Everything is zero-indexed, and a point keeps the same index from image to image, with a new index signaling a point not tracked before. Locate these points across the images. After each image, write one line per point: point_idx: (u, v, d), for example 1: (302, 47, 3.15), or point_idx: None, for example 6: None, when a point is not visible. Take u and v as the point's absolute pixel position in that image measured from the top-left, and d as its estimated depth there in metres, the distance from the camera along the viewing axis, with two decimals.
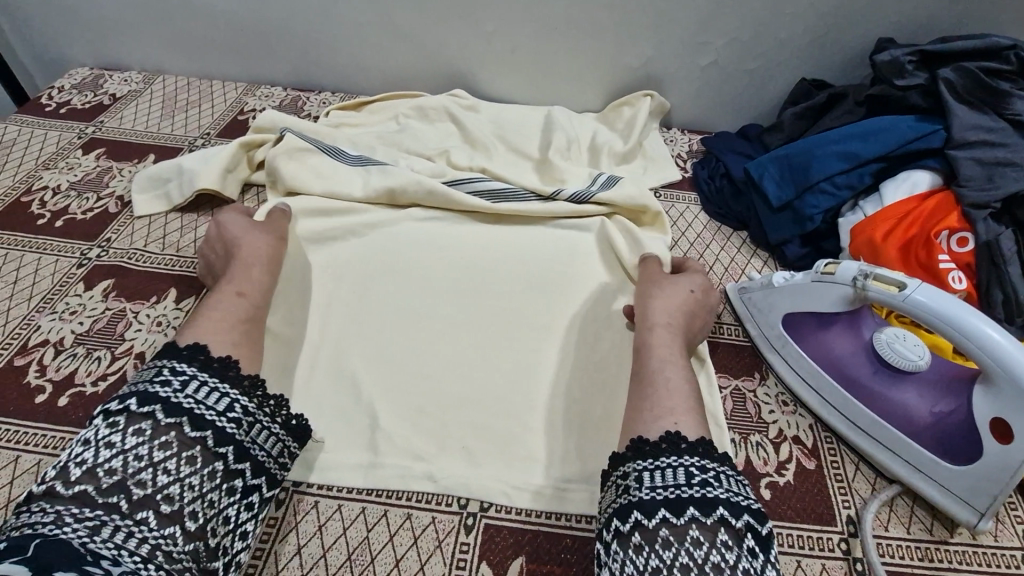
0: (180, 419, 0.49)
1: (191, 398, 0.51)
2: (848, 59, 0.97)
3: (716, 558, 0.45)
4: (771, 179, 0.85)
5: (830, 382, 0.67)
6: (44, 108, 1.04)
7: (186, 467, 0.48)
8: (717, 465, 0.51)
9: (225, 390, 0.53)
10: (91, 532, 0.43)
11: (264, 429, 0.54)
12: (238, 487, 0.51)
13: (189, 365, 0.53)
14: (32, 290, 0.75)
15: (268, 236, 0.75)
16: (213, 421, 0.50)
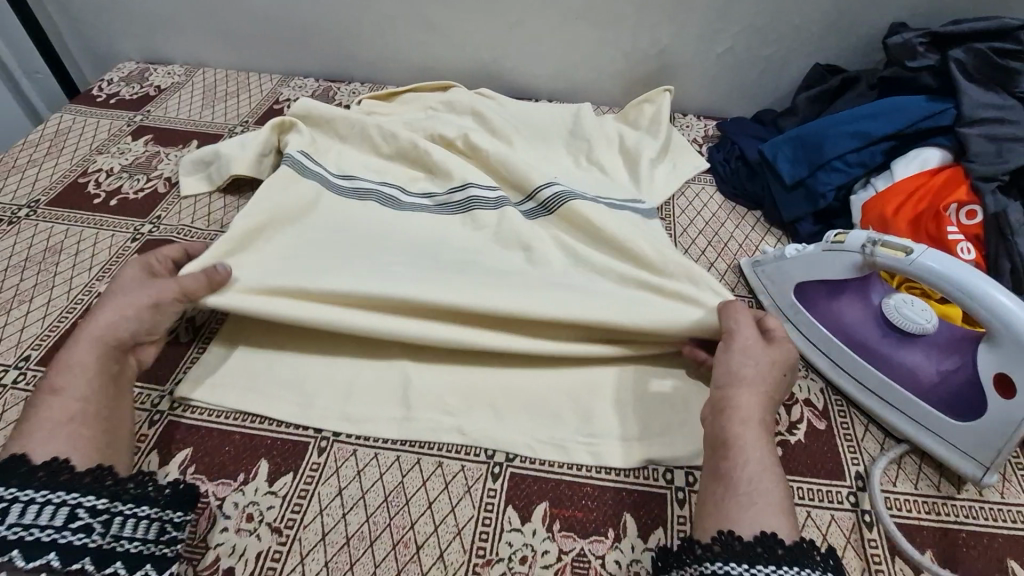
0: (10, 555, 0.45)
1: (20, 525, 0.47)
2: (862, 44, 1.00)
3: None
4: (785, 158, 0.89)
5: (840, 347, 0.70)
6: (95, 99, 1.11)
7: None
8: (819, 574, 0.48)
9: (58, 500, 0.48)
10: None
11: (123, 523, 0.50)
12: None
13: (6, 488, 0.48)
14: (92, 262, 0.81)
15: (140, 300, 0.64)
16: (53, 540, 0.47)
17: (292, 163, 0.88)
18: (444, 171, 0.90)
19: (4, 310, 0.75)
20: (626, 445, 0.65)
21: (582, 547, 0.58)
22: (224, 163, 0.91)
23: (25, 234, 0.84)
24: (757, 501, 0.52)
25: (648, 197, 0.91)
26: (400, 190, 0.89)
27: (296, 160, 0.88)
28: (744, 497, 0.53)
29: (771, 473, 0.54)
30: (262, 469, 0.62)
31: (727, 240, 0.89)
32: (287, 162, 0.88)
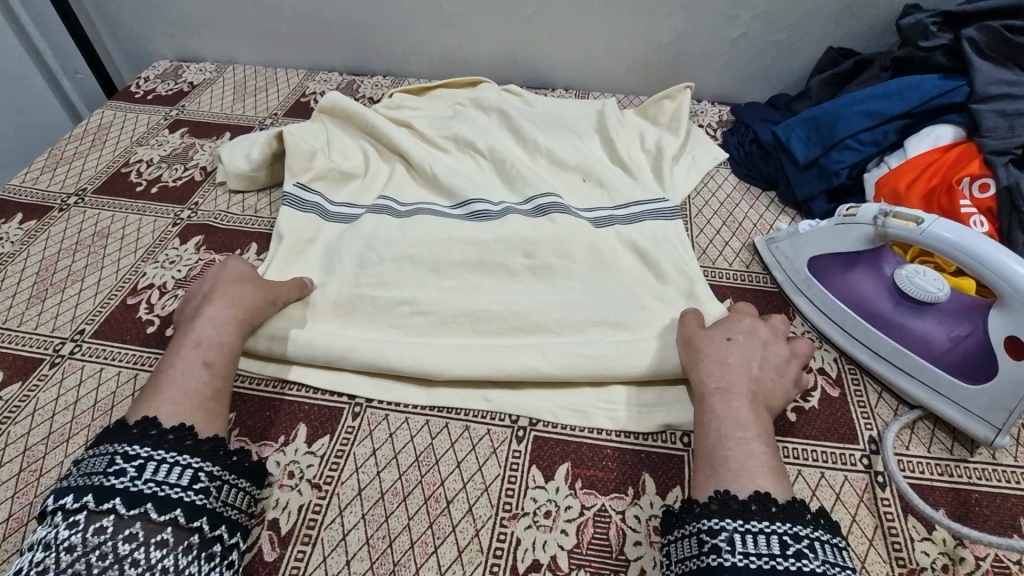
0: (144, 507, 0.50)
1: (152, 481, 0.51)
2: (875, 27, 1.01)
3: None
4: (798, 139, 0.90)
5: (853, 317, 0.72)
6: (134, 95, 1.17)
7: (159, 550, 0.49)
8: (810, 530, 0.50)
9: (187, 463, 0.53)
10: None
11: (231, 490, 0.55)
12: (218, 551, 0.52)
13: (142, 446, 0.53)
14: (138, 245, 0.86)
15: (257, 294, 0.71)
16: (181, 499, 0.51)
17: (289, 198, 0.89)
18: (445, 186, 0.90)
19: (59, 288, 0.80)
20: (644, 411, 0.68)
21: (603, 503, 0.61)
22: (240, 167, 0.93)
23: (76, 219, 0.90)
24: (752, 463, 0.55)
25: (671, 197, 0.91)
26: (395, 203, 0.90)
27: (292, 196, 0.89)
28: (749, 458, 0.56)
29: (758, 439, 0.57)
30: (301, 432, 0.66)
31: (742, 220, 0.91)
32: (286, 193, 0.89)
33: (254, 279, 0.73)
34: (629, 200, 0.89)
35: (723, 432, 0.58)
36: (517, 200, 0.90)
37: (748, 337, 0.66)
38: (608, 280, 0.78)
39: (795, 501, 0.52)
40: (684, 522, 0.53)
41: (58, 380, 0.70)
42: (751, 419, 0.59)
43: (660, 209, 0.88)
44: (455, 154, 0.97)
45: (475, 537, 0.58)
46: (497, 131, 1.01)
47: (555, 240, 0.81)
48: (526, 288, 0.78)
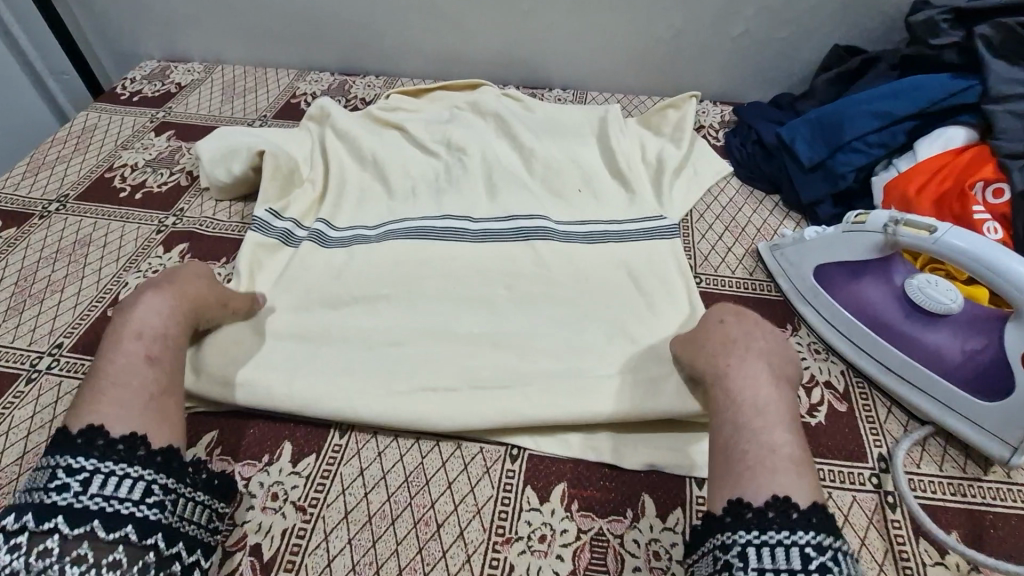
0: (90, 526, 0.47)
1: (99, 497, 0.48)
2: (883, 22, 0.98)
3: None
4: (803, 139, 0.87)
5: (862, 329, 0.69)
6: (119, 97, 1.14)
7: (110, 572, 0.46)
8: (835, 541, 0.47)
9: (135, 475, 0.50)
10: None
11: (189, 504, 0.53)
12: (178, 569, 0.50)
13: (86, 458, 0.50)
14: (120, 253, 0.84)
15: (210, 290, 0.69)
16: (131, 514, 0.49)
17: (258, 224, 0.85)
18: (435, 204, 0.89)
19: (38, 299, 0.78)
20: (643, 430, 0.65)
21: (600, 527, 0.58)
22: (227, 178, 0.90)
23: (56, 227, 0.87)
24: (772, 459, 0.51)
25: (671, 213, 0.89)
26: (365, 229, 0.87)
27: (262, 221, 0.85)
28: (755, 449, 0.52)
29: (777, 429, 0.54)
30: (287, 451, 0.64)
31: (745, 225, 0.88)
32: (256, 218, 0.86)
33: (206, 277, 0.70)
34: (626, 219, 0.87)
35: (741, 428, 0.54)
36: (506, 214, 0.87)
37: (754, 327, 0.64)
38: (602, 307, 0.76)
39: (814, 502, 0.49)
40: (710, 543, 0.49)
41: (35, 397, 0.68)
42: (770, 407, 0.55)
43: (658, 227, 0.85)
44: (448, 159, 0.94)
45: (465, 564, 0.56)
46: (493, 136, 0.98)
47: (548, 262, 0.81)
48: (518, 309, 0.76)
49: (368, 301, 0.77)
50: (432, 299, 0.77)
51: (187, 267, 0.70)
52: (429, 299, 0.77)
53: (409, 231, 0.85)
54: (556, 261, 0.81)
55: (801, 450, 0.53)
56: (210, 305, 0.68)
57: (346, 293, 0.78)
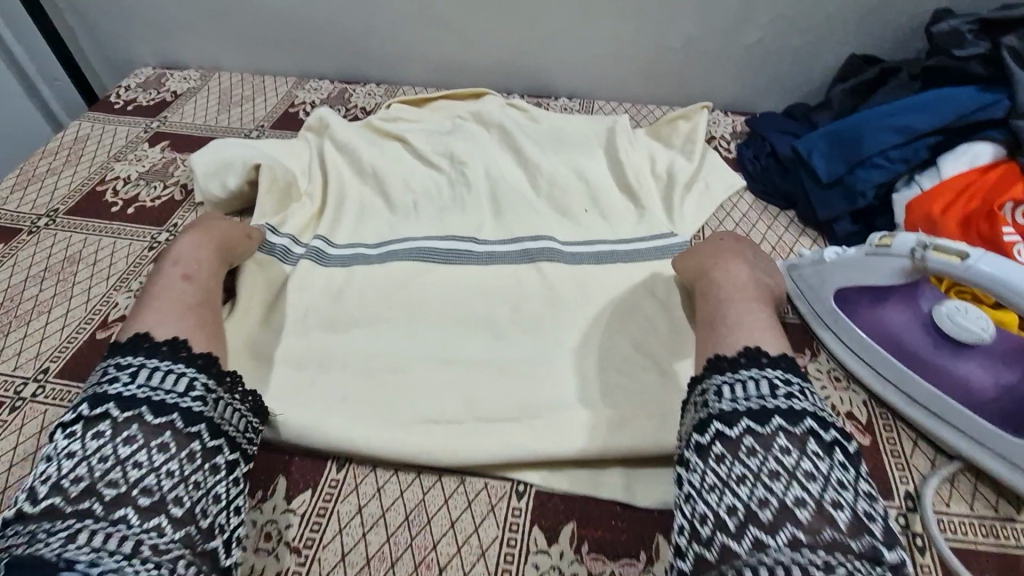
0: (140, 410, 0.51)
1: (147, 387, 0.53)
2: (901, 31, 0.95)
3: (807, 465, 0.49)
4: (820, 153, 0.84)
5: (886, 357, 0.66)
6: (113, 105, 1.11)
7: (160, 455, 0.50)
8: (801, 379, 0.55)
9: (178, 371, 0.55)
10: (66, 540, 0.44)
11: (227, 406, 0.57)
12: (222, 463, 0.53)
13: (135, 355, 0.55)
14: (110, 271, 0.80)
15: (234, 226, 0.76)
16: (176, 404, 0.53)
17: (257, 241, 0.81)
18: (439, 224, 0.86)
19: (25, 320, 0.75)
20: (656, 466, 0.62)
21: (613, 571, 0.55)
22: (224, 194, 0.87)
23: (44, 243, 0.84)
24: (745, 327, 0.61)
25: (682, 230, 0.85)
26: (365, 247, 0.84)
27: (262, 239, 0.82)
28: (735, 329, 0.60)
29: (754, 316, 0.62)
30: (281, 486, 0.61)
31: (759, 242, 0.85)
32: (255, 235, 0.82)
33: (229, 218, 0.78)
34: (635, 237, 0.84)
35: (717, 312, 0.64)
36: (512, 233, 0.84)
37: (729, 244, 0.74)
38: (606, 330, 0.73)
39: (787, 357, 0.57)
40: (696, 395, 0.57)
41: (18, 427, 0.65)
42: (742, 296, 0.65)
43: (668, 245, 0.82)
44: (452, 172, 0.91)
45: None
46: (497, 150, 0.94)
47: (555, 283, 0.78)
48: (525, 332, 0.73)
49: (369, 323, 0.74)
50: (436, 322, 0.74)
51: (208, 216, 0.78)
52: (432, 322, 0.74)
53: (411, 250, 0.82)
54: (563, 283, 0.78)
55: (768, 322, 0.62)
56: (237, 239, 0.76)
57: (347, 314, 0.75)
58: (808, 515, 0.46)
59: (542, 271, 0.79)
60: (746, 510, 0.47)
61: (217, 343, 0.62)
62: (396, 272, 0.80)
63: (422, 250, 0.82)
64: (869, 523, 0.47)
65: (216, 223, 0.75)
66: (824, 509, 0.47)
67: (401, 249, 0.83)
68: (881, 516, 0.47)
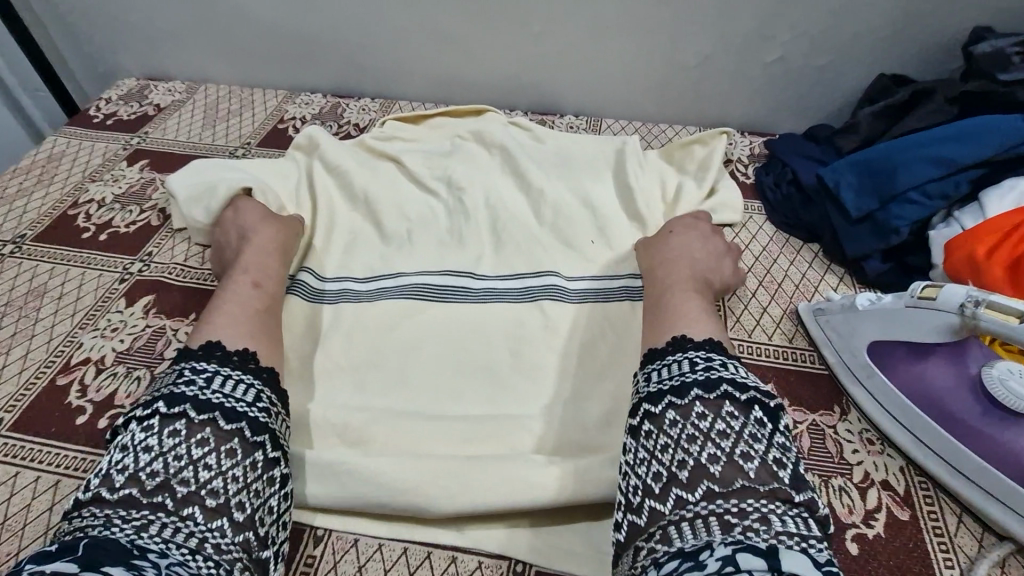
0: (213, 415, 0.50)
1: (220, 394, 0.51)
2: (933, 50, 0.89)
3: (721, 426, 0.47)
4: (849, 187, 0.77)
5: (927, 421, 0.59)
6: (92, 119, 1.04)
7: (227, 460, 0.49)
8: (723, 356, 0.53)
9: (248, 381, 0.54)
10: (138, 530, 0.44)
11: (284, 422, 0.55)
12: (279, 476, 0.52)
13: (208, 362, 0.54)
14: (76, 306, 0.74)
15: (280, 227, 0.76)
16: (246, 412, 0.51)
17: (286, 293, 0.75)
18: (434, 256, 0.79)
19: None
20: None
21: None
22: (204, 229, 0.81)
23: (7, 274, 0.78)
24: (678, 316, 0.60)
25: None
26: (363, 280, 0.77)
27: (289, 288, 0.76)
28: (677, 313, 0.60)
29: (694, 304, 0.62)
30: None
31: (781, 280, 0.78)
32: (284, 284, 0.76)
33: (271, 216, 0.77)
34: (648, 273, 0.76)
35: (657, 303, 0.64)
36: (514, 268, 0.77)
37: (684, 234, 0.74)
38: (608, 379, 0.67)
39: (714, 340, 0.55)
40: (633, 379, 0.56)
41: None
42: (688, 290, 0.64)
43: None
44: (449, 199, 0.85)
45: None
46: (498, 174, 0.87)
47: (558, 327, 0.72)
48: (526, 384, 0.67)
49: (359, 369, 0.69)
50: (431, 369, 0.68)
51: (246, 210, 0.77)
52: (425, 370, 0.68)
53: (405, 287, 0.76)
54: (567, 327, 0.72)
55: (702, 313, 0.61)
56: (285, 237, 0.76)
57: (334, 359, 0.70)
58: (721, 471, 0.45)
59: (544, 312, 0.73)
60: (668, 474, 0.47)
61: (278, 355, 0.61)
62: (387, 311, 0.74)
63: (417, 286, 0.76)
64: (778, 472, 0.45)
65: (261, 222, 0.75)
66: (737, 461, 0.46)
67: (394, 285, 0.76)
68: (791, 463, 0.46)
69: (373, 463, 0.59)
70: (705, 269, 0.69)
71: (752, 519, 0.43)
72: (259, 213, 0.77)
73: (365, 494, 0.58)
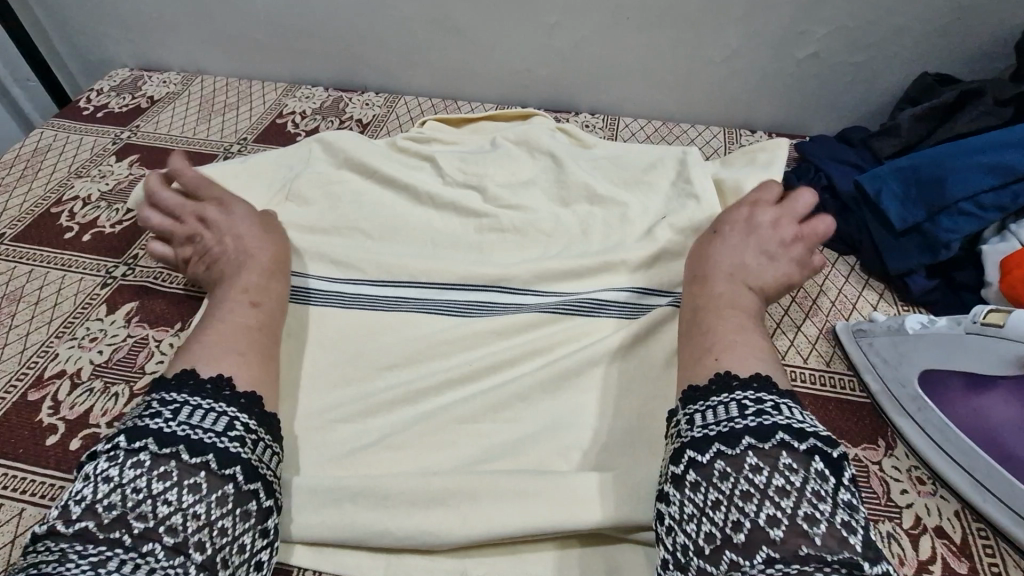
0: (176, 448, 0.43)
1: (185, 424, 0.45)
2: (981, 46, 0.82)
3: (780, 482, 0.41)
4: (892, 195, 0.70)
5: (986, 461, 0.53)
6: (81, 111, 0.99)
7: (190, 495, 0.42)
8: (777, 396, 0.46)
9: (221, 410, 0.47)
10: (94, 566, 0.38)
11: (266, 452, 0.48)
12: (254, 511, 0.45)
13: (178, 392, 0.47)
14: (54, 313, 0.69)
15: (278, 241, 0.69)
16: (214, 443, 0.45)
17: (299, 297, 0.70)
18: (437, 261, 0.73)
19: None
20: None
21: None
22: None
23: None
24: (716, 346, 0.53)
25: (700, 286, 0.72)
26: (368, 286, 0.71)
27: (299, 293, 0.70)
28: (716, 338, 0.54)
29: (732, 328, 0.55)
30: None
31: (817, 296, 0.72)
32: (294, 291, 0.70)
33: (269, 226, 0.70)
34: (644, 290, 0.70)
35: (696, 326, 0.56)
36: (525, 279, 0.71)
37: (728, 240, 0.64)
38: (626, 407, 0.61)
39: (760, 375, 0.49)
40: (671, 419, 0.50)
41: None
42: (733, 313, 0.57)
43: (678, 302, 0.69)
44: (455, 200, 0.78)
45: None
46: (510, 177, 0.82)
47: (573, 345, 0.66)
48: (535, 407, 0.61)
49: (356, 387, 0.63)
50: (432, 387, 0.62)
51: (238, 214, 0.69)
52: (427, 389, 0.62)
53: (409, 298, 0.70)
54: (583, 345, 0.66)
55: (747, 341, 0.53)
56: (280, 250, 0.68)
57: (328, 375, 0.64)
58: (784, 536, 0.39)
59: (560, 330, 0.67)
60: (722, 535, 0.41)
61: (268, 382, 0.54)
62: (389, 325, 0.68)
63: (425, 298, 0.70)
64: (849, 537, 0.40)
65: (258, 233, 0.68)
66: (801, 525, 0.40)
67: (396, 295, 0.71)
68: (862, 526, 0.40)
69: (369, 496, 0.53)
70: (747, 266, 0.62)
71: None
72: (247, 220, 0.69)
73: (357, 527, 0.52)
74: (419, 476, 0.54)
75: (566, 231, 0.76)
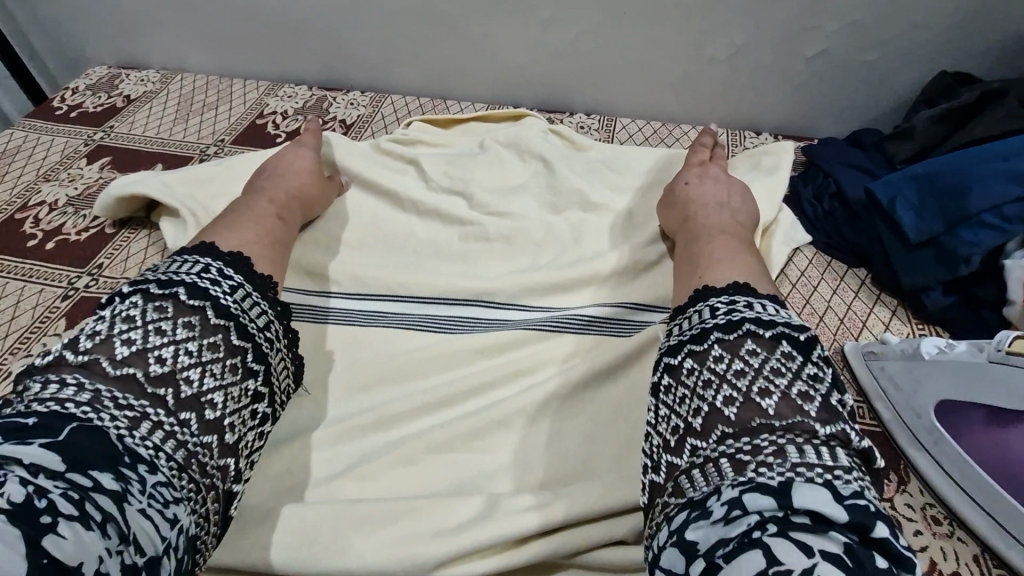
0: (228, 324, 0.45)
1: (238, 304, 0.47)
2: (1003, 43, 0.77)
3: (738, 366, 0.43)
4: (907, 204, 0.65)
5: (1007, 501, 0.48)
6: (54, 111, 0.95)
7: (228, 374, 0.44)
8: (746, 300, 0.47)
9: (265, 305, 0.49)
10: (131, 424, 0.39)
11: (289, 362, 0.50)
12: (264, 412, 0.47)
13: (236, 272, 0.49)
14: (10, 328, 0.65)
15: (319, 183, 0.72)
16: (257, 333, 0.47)
17: None
18: (417, 273, 0.68)
19: None
20: None
21: None
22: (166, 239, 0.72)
23: None
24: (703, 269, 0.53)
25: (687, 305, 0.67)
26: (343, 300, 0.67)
27: None
28: (702, 260, 0.55)
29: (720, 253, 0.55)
30: None
31: (823, 313, 0.67)
32: None
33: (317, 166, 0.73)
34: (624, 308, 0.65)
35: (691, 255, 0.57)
36: (511, 293, 0.67)
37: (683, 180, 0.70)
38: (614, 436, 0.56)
39: (738, 282, 0.49)
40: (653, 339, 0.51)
41: None
42: (711, 240, 0.58)
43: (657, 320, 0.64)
44: (438, 207, 0.74)
45: None
46: (497, 181, 0.77)
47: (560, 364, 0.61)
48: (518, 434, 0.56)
49: (325, 409, 0.59)
50: (406, 411, 0.57)
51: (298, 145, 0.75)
52: (400, 411, 0.57)
53: (388, 313, 0.66)
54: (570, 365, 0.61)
55: (737, 262, 0.53)
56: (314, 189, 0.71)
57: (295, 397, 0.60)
58: (738, 413, 0.41)
59: (546, 348, 0.62)
60: (685, 425, 0.42)
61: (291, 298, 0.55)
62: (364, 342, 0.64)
63: (403, 314, 0.66)
64: (805, 407, 0.41)
65: (301, 168, 0.71)
66: (755, 400, 0.41)
67: (374, 309, 0.66)
68: (819, 394, 0.41)
69: (330, 530, 0.49)
70: (698, 197, 0.67)
71: (765, 454, 0.38)
72: (309, 155, 0.73)
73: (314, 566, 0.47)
74: (386, 509, 0.50)
75: (556, 241, 0.72)
